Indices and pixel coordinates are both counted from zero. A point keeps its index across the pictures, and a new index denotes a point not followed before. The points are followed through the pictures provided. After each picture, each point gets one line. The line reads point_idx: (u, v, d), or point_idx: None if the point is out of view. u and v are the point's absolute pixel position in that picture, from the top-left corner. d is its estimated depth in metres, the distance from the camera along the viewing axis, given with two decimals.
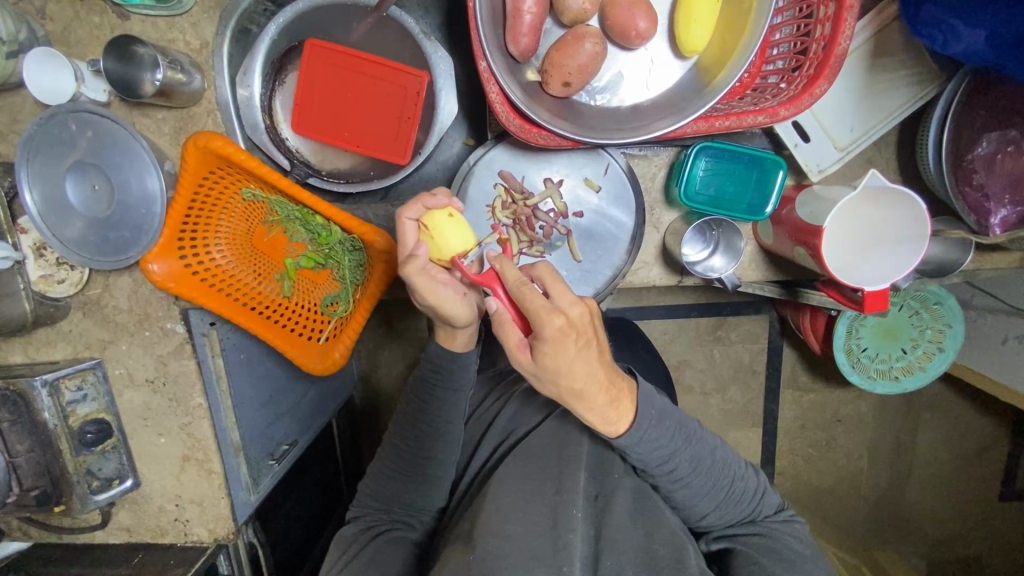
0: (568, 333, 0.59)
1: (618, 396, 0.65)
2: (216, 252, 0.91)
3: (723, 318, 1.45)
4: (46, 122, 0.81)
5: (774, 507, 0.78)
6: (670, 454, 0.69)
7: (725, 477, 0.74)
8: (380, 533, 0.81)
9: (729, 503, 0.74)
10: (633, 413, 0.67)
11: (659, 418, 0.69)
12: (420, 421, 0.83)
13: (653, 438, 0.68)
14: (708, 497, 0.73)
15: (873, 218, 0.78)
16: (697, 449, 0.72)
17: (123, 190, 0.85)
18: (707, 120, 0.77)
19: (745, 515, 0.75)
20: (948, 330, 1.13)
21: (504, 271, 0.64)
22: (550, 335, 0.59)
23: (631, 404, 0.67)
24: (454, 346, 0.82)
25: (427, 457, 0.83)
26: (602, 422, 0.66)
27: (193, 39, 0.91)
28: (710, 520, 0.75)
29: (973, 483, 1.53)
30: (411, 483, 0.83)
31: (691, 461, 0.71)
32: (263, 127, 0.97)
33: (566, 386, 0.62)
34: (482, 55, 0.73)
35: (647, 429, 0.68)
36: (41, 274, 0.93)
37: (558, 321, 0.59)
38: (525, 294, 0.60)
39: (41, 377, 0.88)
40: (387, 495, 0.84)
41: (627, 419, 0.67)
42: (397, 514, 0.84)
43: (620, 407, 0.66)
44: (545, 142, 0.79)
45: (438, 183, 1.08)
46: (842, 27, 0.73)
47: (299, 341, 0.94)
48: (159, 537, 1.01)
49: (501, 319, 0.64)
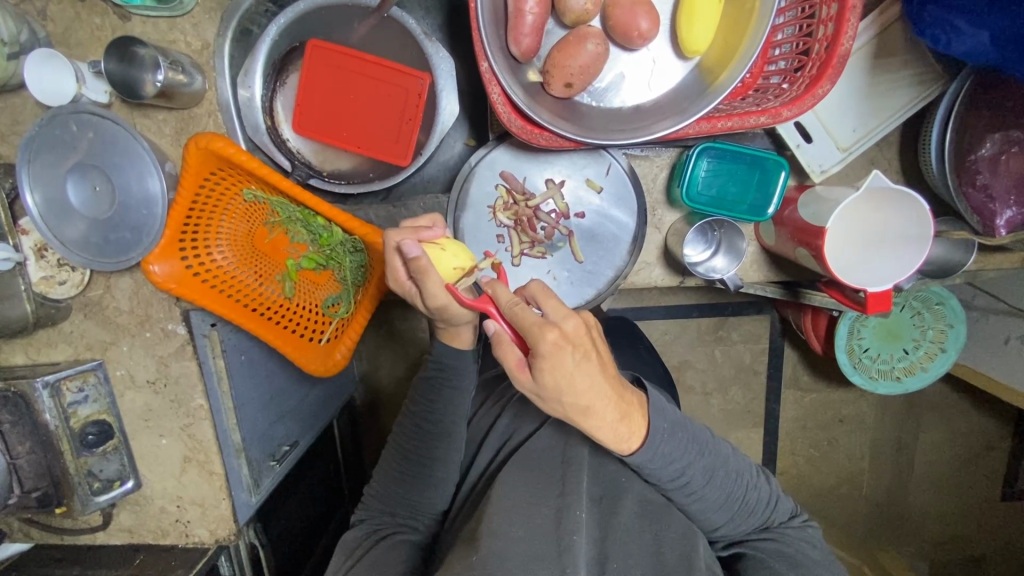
0: (563, 346, 0.59)
1: (629, 411, 0.65)
2: (217, 253, 0.91)
3: (724, 318, 1.45)
4: (47, 123, 0.82)
5: (788, 514, 0.77)
6: (684, 468, 0.69)
7: (739, 488, 0.74)
8: (384, 536, 0.80)
9: (742, 516, 0.74)
10: (644, 429, 0.67)
11: (669, 433, 0.68)
12: (422, 421, 0.84)
13: (666, 455, 0.68)
14: (722, 511, 0.73)
15: (873, 218, 0.77)
16: (710, 459, 0.71)
17: (124, 192, 0.85)
18: (709, 121, 0.77)
19: (760, 523, 0.75)
20: (951, 331, 1.13)
21: (496, 293, 0.66)
22: (546, 350, 0.59)
23: (642, 419, 0.67)
24: (460, 345, 0.85)
25: (432, 457, 0.83)
26: (615, 439, 0.65)
27: (194, 40, 0.91)
28: (724, 532, 0.74)
29: (976, 484, 1.53)
30: (414, 480, 0.83)
31: (705, 472, 0.71)
32: (264, 128, 0.97)
33: (571, 403, 0.61)
34: (484, 56, 0.73)
35: (660, 443, 0.67)
36: (41, 275, 0.93)
37: (552, 333, 0.59)
38: (518, 313, 0.61)
39: (42, 379, 0.88)
40: (392, 497, 0.84)
41: (638, 436, 0.66)
42: (400, 516, 0.83)
43: (631, 423, 0.65)
44: (546, 143, 0.79)
45: (439, 183, 1.08)
46: (845, 27, 0.73)
47: (299, 341, 0.94)
48: (161, 538, 1.01)
49: (500, 340, 0.65)
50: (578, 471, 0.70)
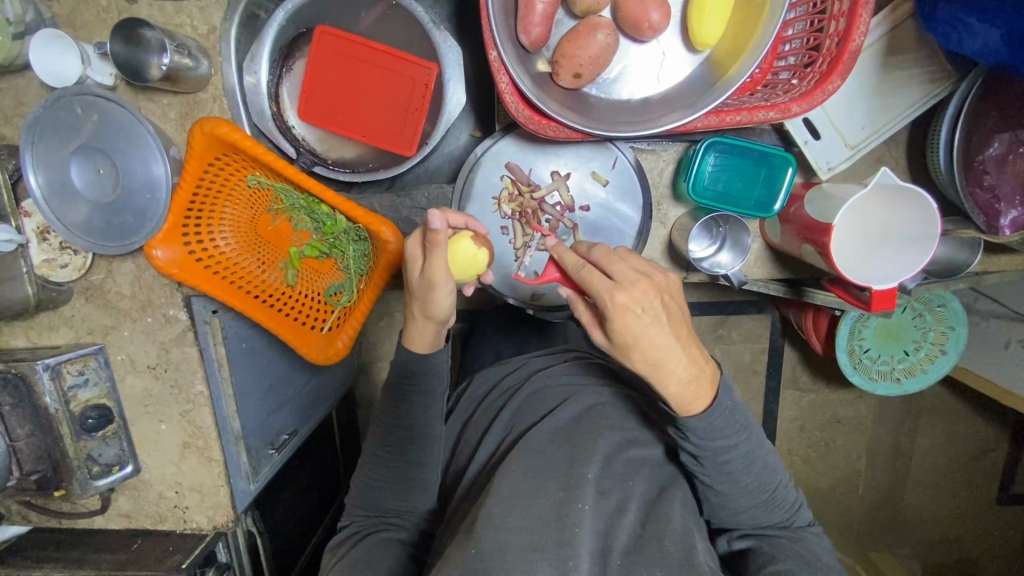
0: (630, 309, 0.59)
1: (700, 374, 0.65)
2: (220, 239, 0.91)
3: (725, 317, 1.45)
4: (52, 105, 0.81)
5: (806, 521, 0.76)
6: (731, 446, 0.69)
7: (772, 480, 0.73)
8: (367, 536, 0.81)
9: (767, 506, 0.73)
10: (711, 395, 0.67)
11: (729, 411, 0.69)
12: (403, 432, 0.81)
13: (719, 427, 0.68)
14: (746, 495, 0.72)
15: (882, 219, 0.77)
16: (752, 445, 0.71)
17: (128, 174, 0.84)
18: (717, 115, 0.76)
19: (780, 521, 0.74)
20: (951, 333, 1.13)
21: (564, 256, 0.66)
22: (613, 312, 0.60)
23: (711, 387, 0.67)
24: (414, 342, 0.78)
25: (417, 462, 0.82)
26: (682, 399, 0.66)
27: (200, 24, 0.90)
28: (742, 517, 0.74)
29: (973, 488, 1.54)
30: (403, 489, 0.83)
31: (745, 458, 0.71)
32: (269, 114, 0.97)
33: (641, 362, 0.63)
34: (493, 43, 0.72)
35: (717, 416, 0.67)
36: (43, 258, 0.93)
37: (621, 296, 0.59)
38: (586, 276, 0.62)
39: (43, 361, 0.88)
40: (375, 501, 0.84)
41: (706, 398, 0.67)
42: (385, 518, 0.83)
43: (701, 386, 0.66)
44: (554, 134, 0.78)
45: (443, 175, 1.08)
46: (857, 22, 0.72)
47: (301, 330, 0.94)
48: (159, 524, 1.01)
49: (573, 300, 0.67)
50: (583, 467, 0.70)
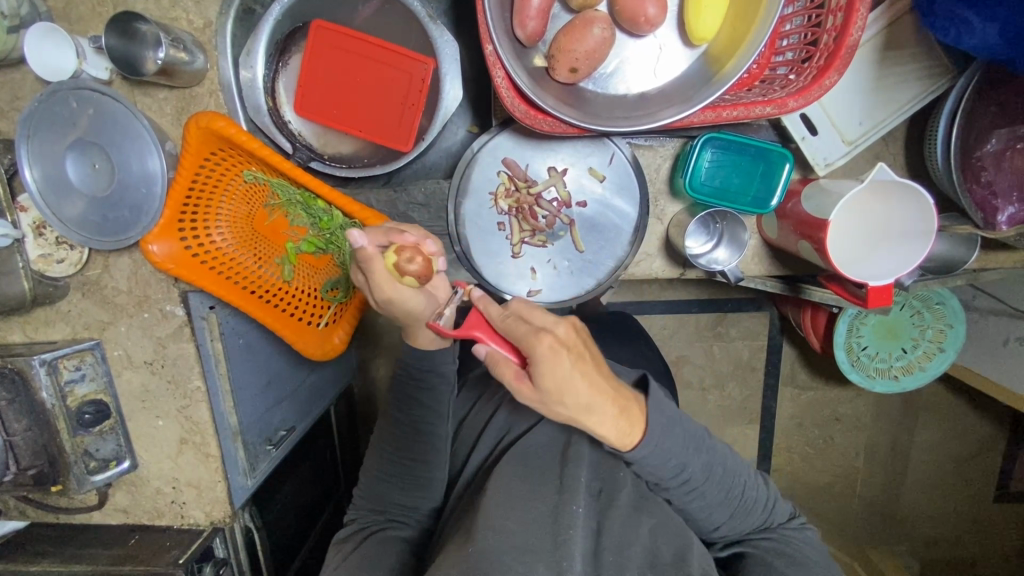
0: (559, 350, 0.61)
1: (628, 407, 0.66)
2: (217, 235, 0.89)
3: (723, 314, 1.45)
4: (48, 98, 0.81)
5: (786, 515, 0.76)
6: (683, 463, 0.69)
7: (737, 486, 0.73)
8: (374, 532, 0.80)
9: (742, 513, 0.73)
10: (644, 423, 0.67)
11: (668, 427, 0.68)
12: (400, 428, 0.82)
13: (666, 449, 0.67)
14: (722, 507, 0.72)
15: (882, 211, 0.76)
16: (707, 456, 0.71)
17: (123, 169, 0.84)
18: (714, 110, 0.75)
19: (759, 523, 0.74)
20: (950, 331, 1.12)
21: (488, 309, 0.68)
22: (543, 355, 0.61)
23: (642, 415, 0.67)
24: (417, 342, 0.82)
25: (420, 461, 0.82)
26: (619, 434, 0.65)
27: (196, 18, 0.90)
28: (723, 530, 0.74)
29: (971, 485, 1.54)
30: (411, 487, 0.82)
31: (705, 468, 0.70)
32: (265, 110, 0.97)
33: (573, 406, 0.63)
34: (488, 38, 0.72)
35: (660, 437, 0.67)
36: (41, 252, 0.92)
37: (547, 339, 0.61)
38: (512, 326, 0.64)
39: (39, 356, 0.88)
40: (380, 495, 0.83)
41: (640, 427, 0.66)
42: (392, 515, 0.83)
43: (632, 417, 0.66)
44: (550, 129, 0.77)
45: (441, 171, 1.07)
46: (854, 17, 0.72)
47: (300, 326, 0.95)
48: (156, 519, 1.01)
49: (495, 359, 0.66)
50: (579, 466, 0.70)
